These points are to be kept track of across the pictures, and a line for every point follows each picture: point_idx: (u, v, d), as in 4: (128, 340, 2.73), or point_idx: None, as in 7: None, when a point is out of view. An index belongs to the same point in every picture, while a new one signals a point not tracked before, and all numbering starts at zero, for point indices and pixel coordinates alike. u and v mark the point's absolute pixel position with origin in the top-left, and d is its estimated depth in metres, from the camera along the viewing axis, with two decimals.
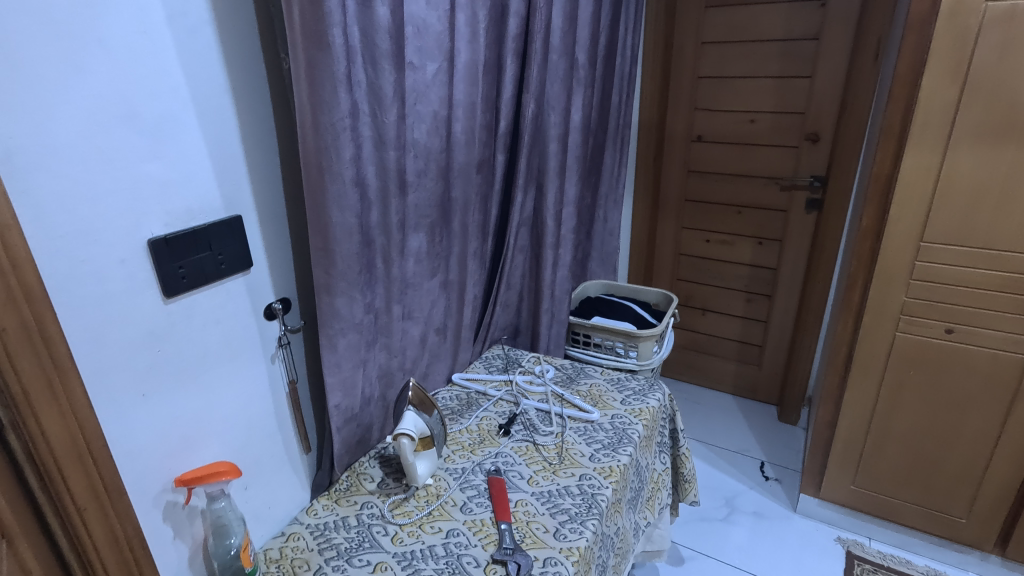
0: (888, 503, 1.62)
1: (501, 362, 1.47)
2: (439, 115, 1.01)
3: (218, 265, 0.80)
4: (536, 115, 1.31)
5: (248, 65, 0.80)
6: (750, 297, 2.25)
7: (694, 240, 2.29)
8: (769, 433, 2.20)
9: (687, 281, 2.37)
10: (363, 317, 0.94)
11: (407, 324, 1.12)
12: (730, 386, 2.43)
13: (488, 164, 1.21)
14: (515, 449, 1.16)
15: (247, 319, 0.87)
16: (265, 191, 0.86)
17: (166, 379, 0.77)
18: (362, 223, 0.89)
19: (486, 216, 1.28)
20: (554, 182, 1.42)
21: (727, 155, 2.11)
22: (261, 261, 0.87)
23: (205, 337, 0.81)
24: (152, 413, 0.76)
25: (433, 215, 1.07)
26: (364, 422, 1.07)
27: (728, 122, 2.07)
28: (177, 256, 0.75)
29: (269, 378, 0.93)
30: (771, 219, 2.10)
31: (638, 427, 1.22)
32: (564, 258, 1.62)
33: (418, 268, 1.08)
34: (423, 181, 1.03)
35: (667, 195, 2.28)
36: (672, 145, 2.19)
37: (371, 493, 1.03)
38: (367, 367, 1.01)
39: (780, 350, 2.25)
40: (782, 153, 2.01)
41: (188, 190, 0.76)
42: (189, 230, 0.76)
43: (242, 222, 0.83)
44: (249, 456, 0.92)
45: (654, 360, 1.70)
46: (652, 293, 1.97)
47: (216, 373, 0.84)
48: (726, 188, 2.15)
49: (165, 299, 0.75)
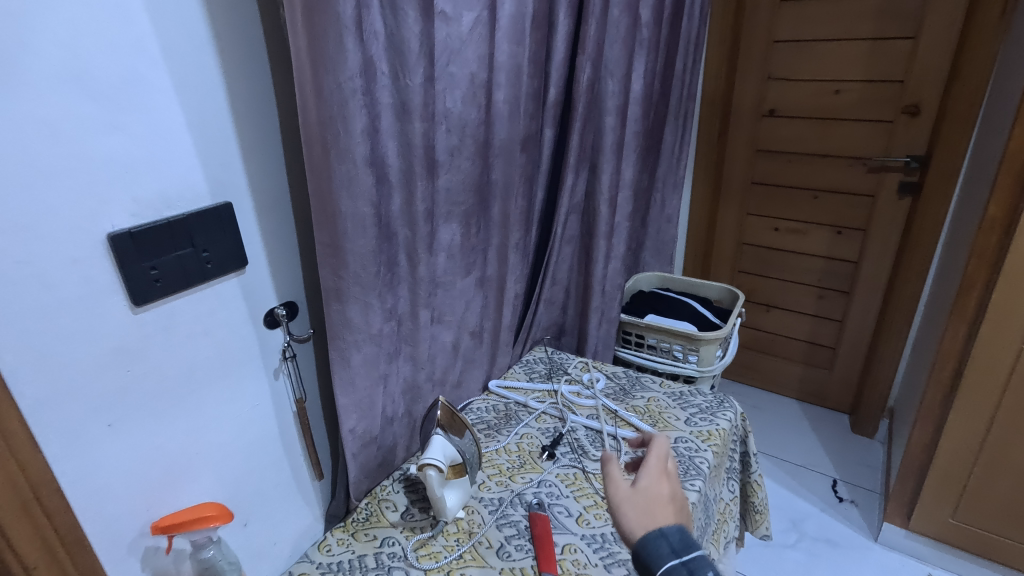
0: (995, 542, 1.38)
1: (544, 368, 1.30)
2: (478, 79, 0.82)
3: (203, 266, 0.65)
4: (592, 82, 1.11)
5: (237, 11, 0.63)
6: (823, 294, 2.00)
7: (760, 228, 2.04)
8: (839, 446, 1.96)
9: (749, 274, 2.13)
10: (382, 326, 0.78)
11: (437, 330, 0.95)
12: (794, 391, 2.19)
13: (534, 140, 1.02)
14: (561, 477, 0.99)
15: (243, 329, 0.72)
16: (263, 173, 0.70)
17: (140, 405, 0.63)
18: (381, 212, 0.72)
19: (531, 202, 1.09)
20: (610, 162, 1.22)
21: (805, 132, 1.84)
22: (258, 258, 0.71)
23: (190, 353, 0.66)
24: (123, 446, 0.62)
25: (469, 202, 0.89)
26: (386, 444, 0.92)
27: (808, 93, 1.80)
28: (147, 254, 0.59)
29: (272, 396, 0.78)
30: (853, 206, 1.84)
31: (706, 456, 1.03)
32: (618, 249, 1.42)
33: (450, 264, 0.91)
34: (458, 160, 0.84)
35: (731, 178, 2.03)
36: (739, 120, 1.93)
37: (393, 527, 0.88)
38: (388, 383, 0.85)
39: (856, 354, 2.00)
40: (872, 129, 1.74)
41: (164, 171, 0.60)
42: (164, 221, 0.60)
43: (233, 210, 0.67)
44: (247, 488, 0.78)
45: (717, 366, 1.52)
46: (713, 288, 1.75)
47: (206, 394, 0.69)
48: (801, 170, 1.89)
49: (134, 307, 0.60)
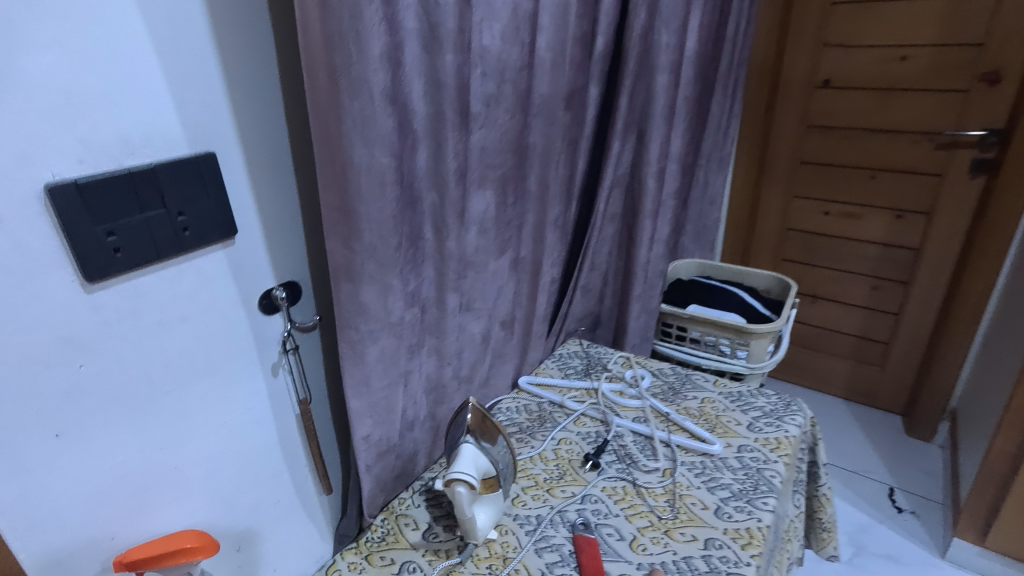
0: None
1: (581, 363, 1.15)
2: (521, 11, 0.67)
3: (179, 233, 0.51)
4: (645, 32, 0.95)
5: None
6: (878, 284, 1.83)
7: (809, 212, 1.87)
8: (893, 449, 1.80)
9: (793, 262, 1.96)
10: (403, 313, 0.63)
11: (465, 319, 0.81)
12: (840, 390, 2.02)
13: (577, 97, 0.87)
14: (608, 492, 0.84)
15: (232, 315, 0.58)
16: (258, 119, 0.55)
17: (97, 411, 0.49)
18: (403, 170, 0.57)
19: (571, 171, 0.94)
20: (660, 128, 1.06)
21: (864, 104, 1.67)
22: (251, 226, 0.57)
23: (163, 343, 0.53)
24: (77, 463, 0.48)
25: (506, 165, 0.74)
26: (405, 451, 0.78)
27: (869, 61, 1.63)
28: (102, 215, 0.46)
29: (269, 396, 0.64)
30: (917, 186, 1.66)
31: (778, 468, 0.88)
32: (662, 231, 1.26)
33: (482, 241, 0.76)
34: (495, 113, 0.69)
35: (777, 157, 1.85)
36: (789, 92, 1.76)
37: (414, 549, 0.74)
38: (409, 381, 0.71)
39: (913, 350, 1.83)
40: (943, 100, 1.56)
41: (125, 107, 0.45)
42: (124, 174, 0.46)
43: (217, 163, 0.52)
44: (240, 507, 0.64)
45: (768, 363, 1.36)
46: (761, 277, 1.59)
47: (186, 396, 0.56)
48: (858, 147, 1.72)
49: (87, 283, 0.46)
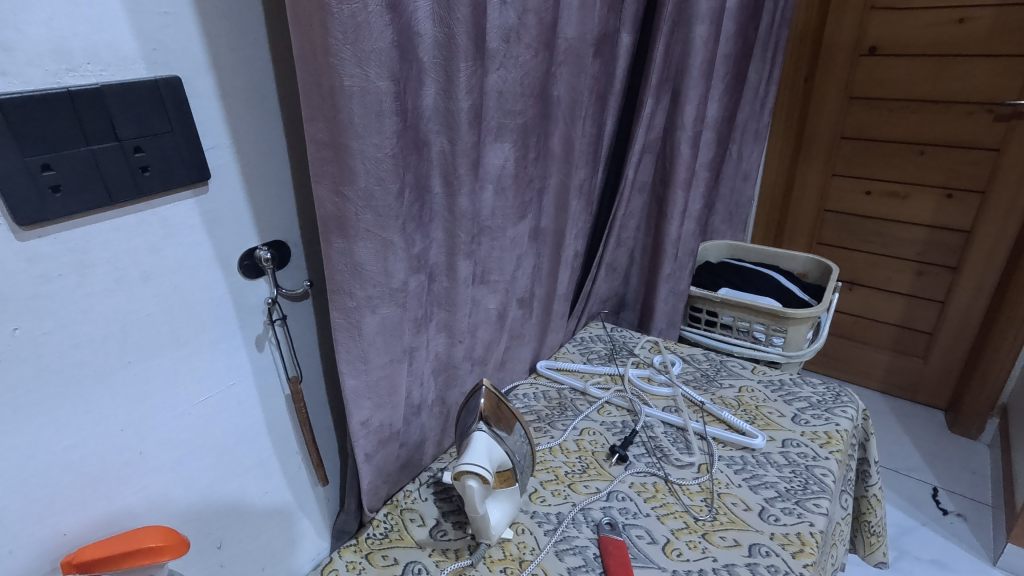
0: None
1: (605, 347, 1.05)
2: None
3: (135, 172, 0.42)
4: None
5: None
6: (923, 270, 1.70)
7: (848, 192, 1.74)
8: (935, 446, 1.68)
9: (830, 246, 1.84)
10: (407, 279, 0.55)
11: (480, 292, 0.72)
12: (878, 383, 1.90)
13: (607, 44, 0.77)
14: (638, 488, 0.75)
15: (207, 276, 0.50)
16: (233, 41, 0.46)
17: (40, 384, 0.41)
18: (406, 105, 0.48)
19: (599, 131, 0.84)
20: (697, 86, 0.95)
21: (915, 73, 1.54)
22: (227, 171, 0.48)
23: (122, 306, 0.44)
24: (12, 448, 0.41)
25: (528, 115, 0.65)
26: (410, 438, 0.69)
27: (922, 25, 1.49)
28: (34, 144, 0.37)
29: (254, 374, 0.56)
30: (971, 162, 1.53)
31: (830, 465, 0.78)
32: (694, 205, 1.15)
33: (499, 202, 0.67)
34: (516, 50, 0.60)
35: (815, 132, 1.73)
36: (830, 62, 1.63)
37: (419, 548, 0.65)
38: (415, 360, 0.63)
39: (960, 340, 1.70)
40: (1005, 65, 1.43)
41: (60, 8, 0.37)
42: (63, 94, 0.38)
43: (183, 91, 0.44)
44: (220, 499, 0.56)
45: (807, 351, 1.26)
46: (798, 259, 1.48)
47: (152, 370, 0.48)
48: (906, 120, 1.59)
49: (20, 229, 0.38)
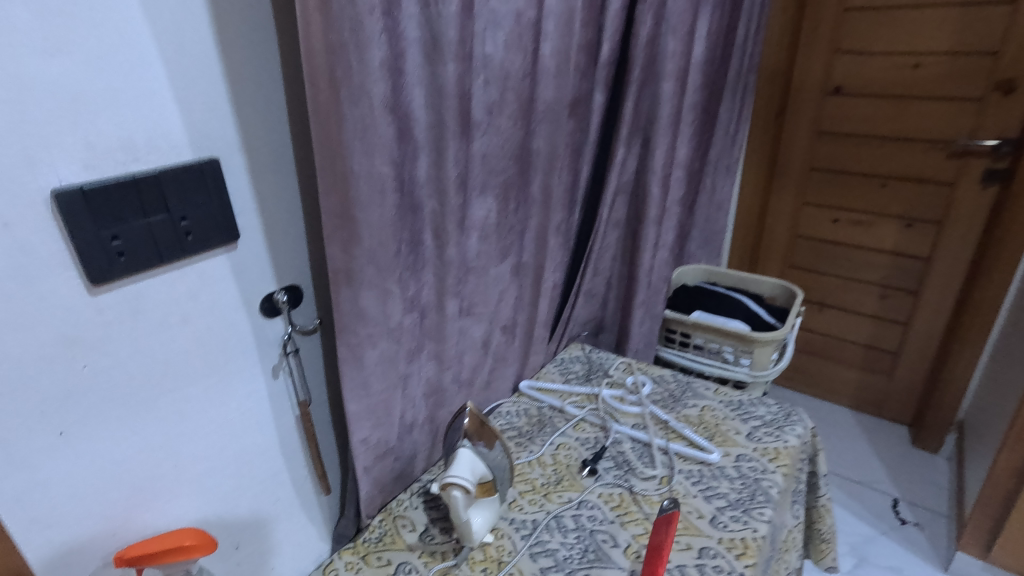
0: None
1: (582, 368, 1.15)
2: (525, 18, 0.67)
3: (181, 236, 0.52)
4: (651, 39, 0.95)
5: None
6: (887, 293, 1.81)
7: (818, 220, 1.86)
8: (898, 460, 1.78)
9: (802, 269, 1.95)
10: (402, 319, 0.64)
11: (466, 323, 0.81)
12: (848, 399, 2.01)
13: (581, 104, 0.87)
14: (605, 498, 0.85)
15: (234, 317, 0.59)
16: (259, 125, 0.56)
17: (101, 409, 0.50)
18: (403, 177, 0.58)
19: (575, 177, 0.94)
20: (665, 134, 1.06)
21: (877, 111, 1.65)
22: (252, 230, 0.58)
23: (166, 344, 0.54)
24: (76, 462, 0.50)
25: (509, 172, 0.75)
26: (404, 453, 0.78)
27: (882, 68, 1.61)
28: (106, 219, 0.47)
29: (270, 398, 0.66)
30: (928, 195, 1.65)
31: (775, 478, 0.87)
32: (667, 236, 1.25)
33: (484, 246, 0.77)
34: (497, 120, 0.70)
35: (787, 163, 1.84)
36: (800, 99, 1.75)
37: (410, 550, 0.74)
38: (408, 385, 0.72)
39: (922, 359, 1.81)
40: (956, 108, 1.54)
41: (129, 112, 0.46)
42: (128, 180, 0.47)
43: (220, 169, 0.53)
44: (239, 506, 0.65)
45: (772, 372, 1.36)
46: (767, 284, 1.58)
47: (187, 396, 0.57)
48: (869, 154, 1.70)
49: (92, 287, 0.47)
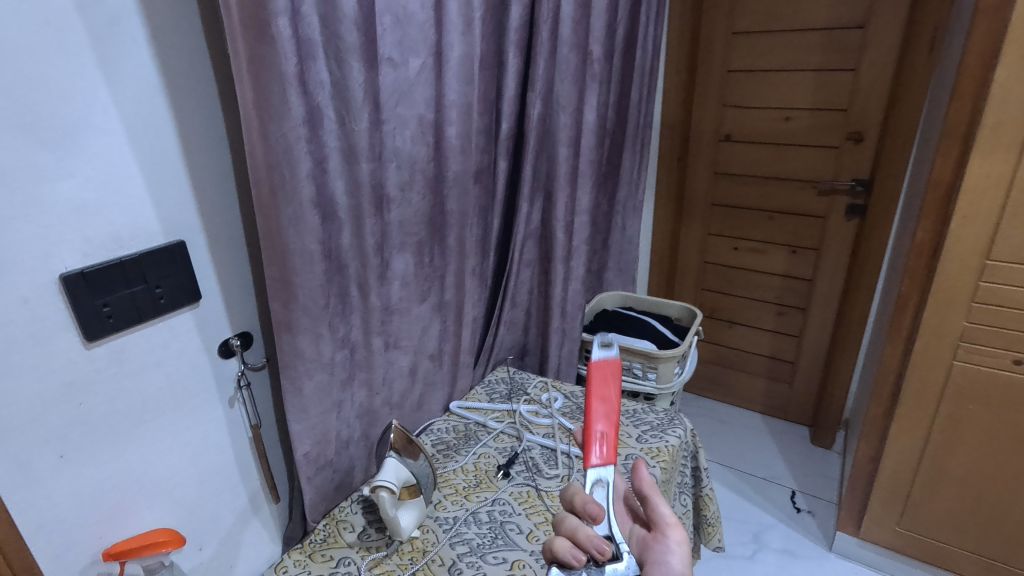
0: (941, 550, 1.42)
1: (505, 388, 1.33)
2: (426, 119, 0.87)
3: (156, 300, 0.68)
4: (543, 116, 1.17)
5: (191, 65, 0.67)
6: (782, 311, 2.07)
7: (721, 248, 2.12)
8: (800, 458, 2.02)
9: (712, 291, 2.20)
10: (334, 355, 0.81)
11: (394, 355, 0.98)
12: (758, 405, 2.25)
13: (486, 172, 1.07)
14: (515, 496, 1.02)
15: (197, 360, 0.75)
16: (216, 211, 0.73)
17: (92, 437, 0.65)
18: (330, 247, 0.76)
19: (486, 229, 1.14)
20: (563, 189, 1.27)
21: (761, 155, 1.93)
22: (211, 291, 0.74)
23: (143, 384, 0.69)
24: (74, 478, 0.64)
25: (422, 232, 0.94)
26: (342, 466, 0.94)
27: (760, 120, 1.89)
28: (100, 292, 0.63)
29: (228, 424, 0.81)
30: (806, 226, 1.92)
31: (654, 471, 1.07)
32: (578, 270, 1.46)
33: (405, 292, 0.94)
34: (409, 195, 0.89)
35: (692, 199, 2.11)
36: (698, 144, 2.02)
37: (350, 547, 0.90)
38: (342, 409, 0.88)
39: (814, 367, 2.07)
40: (820, 153, 1.83)
41: (117, 213, 0.63)
42: (115, 262, 0.64)
43: (186, 248, 0.70)
44: (202, 514, 0.80)
45: (675, 384, 1.56)
46: (674, 307, 1.81)
47: (159, 424, 0.72)
48: (757, 192, 1.98)
49: (88, 343, 0.63)
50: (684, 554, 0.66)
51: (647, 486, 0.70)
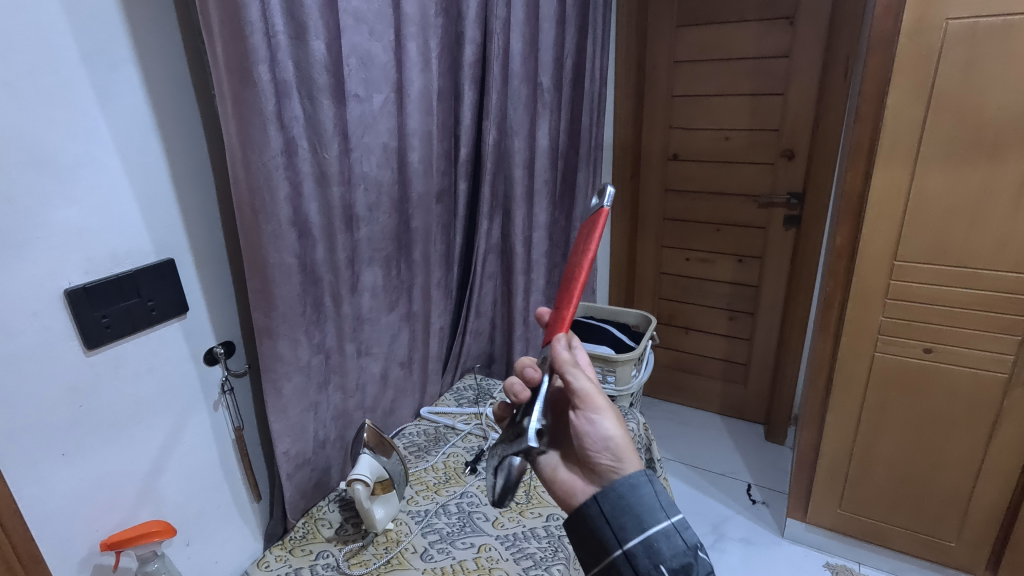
0: (877, 527, 1.55)
1: (473, 394, 1.41)
2: (390, 146, 0.97)
3: (148, 312, 0.76)
4: (499, 141, 1.30)
5: (179, 104, 0.76)
6: (733, 316, 2.22)
7: (675, 259, 2.26)
8: (755, 454, 2.14)
9: (668, 300, 2.34)
10: (310, 358, 0.90)
11: (365, 361, 1.07)
12: (716, 406, 2.38)
13: (447, 193, 1.17)
14: (482, 488, 1.11)
15: (184, 366, 0.83)
16: (201, 232, 0.82)
17: (90, 437, 0.72)
18: (305, 261, 0.85)
19: (449, 245, 1.25)
20: (520, 207, 1.39)
21: (705, 172, 2.09)
22: (198, 304, 0.83)
23: (136, 388, 0.77)
24: (74, 475, 0.71)
25: (389, 248, 1.03)
26: (320, 465, 1.02)
27: (703, 140, 2.06)
28: (99, 305, 0.70)
29: (213, 426, 0.88)
30: (749, 236, 2.08)
31: None
32: (538, 282, 1.57)
33: (375, 303, 1.04)
34: (376, 214, 0.99)
35: (646, 214, 2.25)
36: (649, 163, 2.18)
37: (328, 541, 0.96)
38: (319, 410, 0.96)
39: (765, 368, 2.21)
40: (758, 170, 2.00)
41: (114, 234, 0.71)
42: (113, 277, 0.72)
43: (175, 265, 0.79)
44: (189, 510, 0.87)
45: (633, 385, 1.67)
46: (631, 314, 1.93)
47: (151, 425, 0.79)
48: (704, 206, 2.13)
49: (88, 351, 0.71)
50: (608, 421, 0.66)
51: (566, 367, 0.68)
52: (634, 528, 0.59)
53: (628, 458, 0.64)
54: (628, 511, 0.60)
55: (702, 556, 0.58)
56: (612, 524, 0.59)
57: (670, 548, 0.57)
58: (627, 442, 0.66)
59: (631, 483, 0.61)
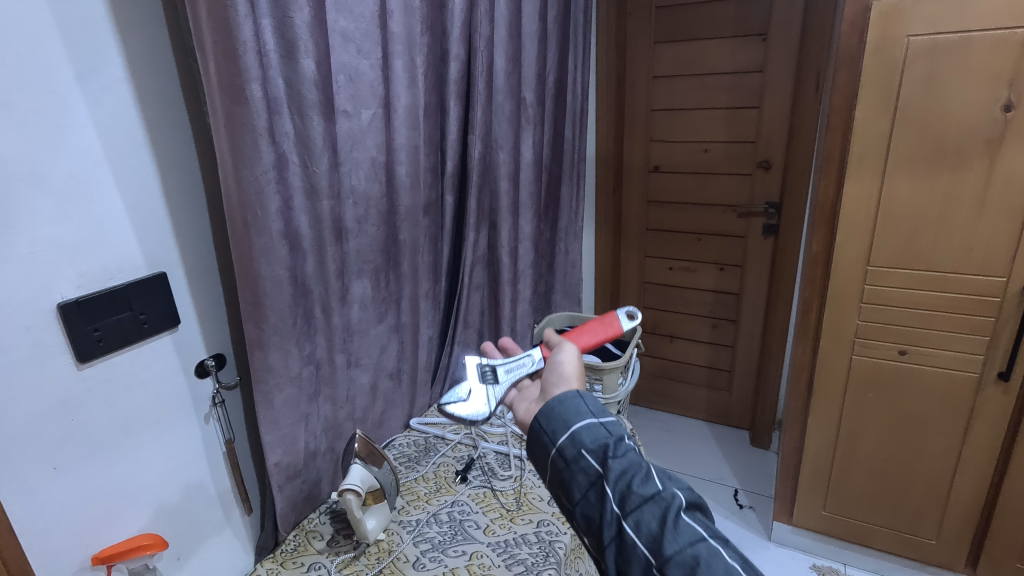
0: (860, 528, 1.58)
1: None
2: (377, 161, 1.00)
3: (139, 325, 0.77)
4: (484, 155, 1.33)
5: (170, 121, 0.78)
6: (716, 323, 2.26)
7: (658, 268, 2.30)
8: (741, 460, 2.17)
9: (653, 309, 2.38)
10: (301, 370, 0.91)
11: (355, 372, 1.08)
12: (702, 413, 2.41)
13: (434, 206, 1.20)
14: (473, 497, 1.12)
15: (175, 379, 0.83)
16: (193, 246, 0.83)
17: (81, 452, 0.72)
18: (296, 273, 0.87)
19: (437, 257, 1.27)
20: (506, 219, 1.42)
21: (685, 183, 2.14)
22: (189, 317, 0.84)
23: (128, 402, 0.77)
24: (65, 489, 0.71)
25: (378, 259, 1.05)
26: (311, 477, 1.02)
27: (683, 152, 2.11)
28: (91, 319, 0.71)
29: (204, 439, 0.89)
30: (729, 245, 2.13)
31: None
32: (525, 292, 1.60)
33: (365, 314, 1.05)
34: (364, 227, 1.01)
35: (629, 225, 2.30)
36: (631, 176, 2.22)
37: (319, 553, 0.96)
38: (310, 421, 0.97)
39: (748, 374, 2.25)
40: (735, 180, 2.05)
41: (106, 249, 0.72)
42: (105, 291, 0.73)
43: (166, 278, 0.79)
44: (180, 523, 0.87)
45: (619, 393, 1.69)
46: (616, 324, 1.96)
47: (142, 438, 0.80)
48: (685, 217, 2.18)
49: (80, 364, 0.71)
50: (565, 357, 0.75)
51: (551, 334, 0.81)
52: (562, 427, 0.61)
53: (563, 380, 0.70)
54: (556, 415, 0.62)
55: (628, 443, 0.60)
56: (546, 430, 0.61)
57: (591, 435, 0.59)
58: (575, 374, 0.72)
59: (560, 397, 0.64)
